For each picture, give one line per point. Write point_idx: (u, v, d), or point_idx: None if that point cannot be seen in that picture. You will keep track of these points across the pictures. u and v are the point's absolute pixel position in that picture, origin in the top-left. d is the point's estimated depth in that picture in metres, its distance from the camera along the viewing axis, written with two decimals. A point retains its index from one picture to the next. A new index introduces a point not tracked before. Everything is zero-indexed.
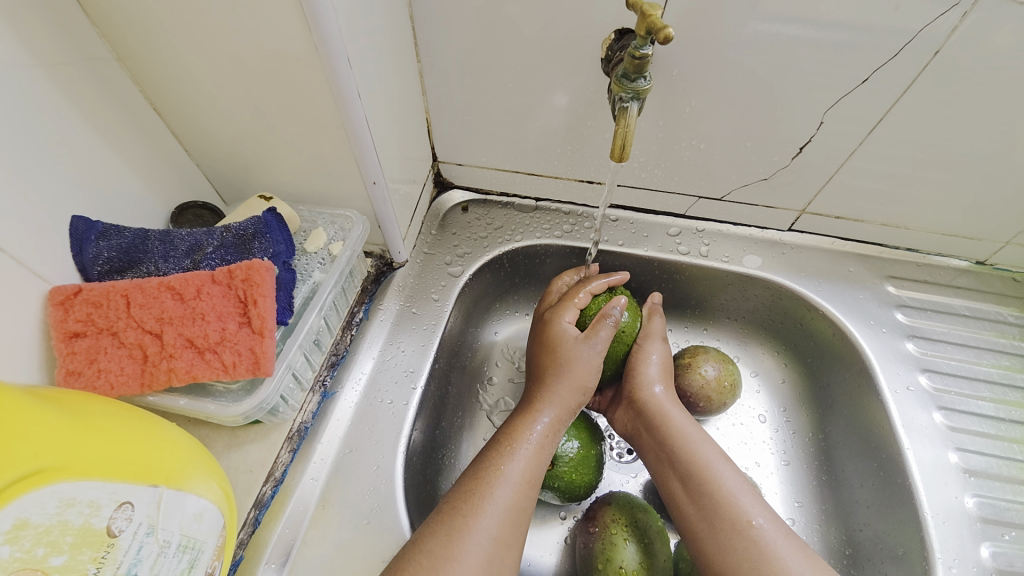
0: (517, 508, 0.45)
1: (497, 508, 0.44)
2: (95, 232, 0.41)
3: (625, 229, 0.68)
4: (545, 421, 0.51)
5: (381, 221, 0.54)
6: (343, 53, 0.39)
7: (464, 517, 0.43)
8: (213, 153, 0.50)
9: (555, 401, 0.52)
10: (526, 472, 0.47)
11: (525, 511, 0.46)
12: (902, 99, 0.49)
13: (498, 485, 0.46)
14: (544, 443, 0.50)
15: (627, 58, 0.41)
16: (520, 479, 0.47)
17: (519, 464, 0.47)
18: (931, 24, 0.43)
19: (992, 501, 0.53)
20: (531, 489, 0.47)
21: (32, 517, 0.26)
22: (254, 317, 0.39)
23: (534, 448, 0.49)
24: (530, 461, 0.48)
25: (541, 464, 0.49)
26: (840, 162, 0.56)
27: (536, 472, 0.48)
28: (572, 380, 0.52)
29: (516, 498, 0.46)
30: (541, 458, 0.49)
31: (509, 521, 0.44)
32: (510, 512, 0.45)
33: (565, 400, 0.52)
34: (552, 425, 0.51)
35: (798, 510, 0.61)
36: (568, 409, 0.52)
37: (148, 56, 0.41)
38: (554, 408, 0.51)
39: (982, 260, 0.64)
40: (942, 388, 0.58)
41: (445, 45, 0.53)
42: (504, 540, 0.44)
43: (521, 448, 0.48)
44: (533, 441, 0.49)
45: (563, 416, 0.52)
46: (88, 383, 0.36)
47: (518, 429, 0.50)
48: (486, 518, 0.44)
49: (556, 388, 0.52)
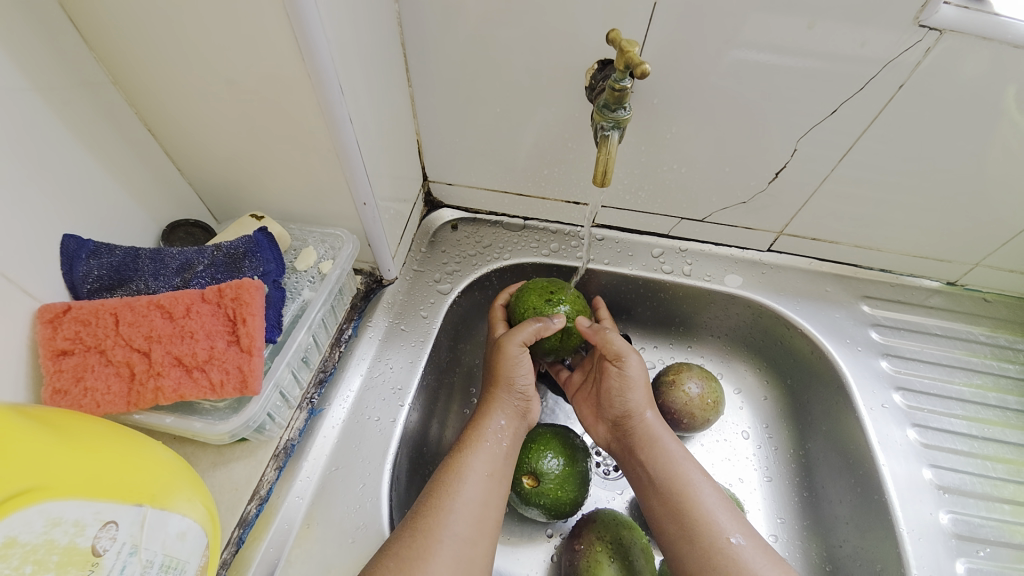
0: (484, 503, 0.46)
1: (461, 505, 0.45)
2: (86, 250, 0.41)
3: (610, 247, 0.70)
4: (496, 423, 0.52)
5: (371, 240, 0.55)
6: (337, 81, 0.40)
7: (428, 517, 0.44)
8: (205, 172, 0.51)
9: (502, 404, 0.54)
10: (488, 467, 0.49)
11: (493, 506, 0.47)
12: (871, 127, 0.51)
13: (461, 482, 0.47)
14: (499, 442, 0.51)
15: (608, 90, 0.43)
16: (484, 473, 0.48)
17: (480, 461, 0.49)
18: (896, 59, 0.46)
19: (966, 518, 0.54)
20: (494, 483, 0.48)
21: (20, 536, 0.26)
22: (243, 335, 0.40)
23: (492, 444, 0.51)
24: (491, 457, 0.50)
25: (502, 459, 0.50)
26: (815, 187, 0.58)
27: (497, 468, 0.49)
28: (507, 383, 0.54)
29: (481, 495, 0.47)
30: (498, 455, 0.50)
31: (475, 518, 0.45)
32: (475, 510, 0.46)
33: (509, 403, 0.54)
34: (505, 425, 0.53)
35: (781, 527, 0.62)
36: (511, 409, 0.54)
37: (146, 79, 0.42)
38: (506, 410, 0.53)
39: (953, 281, 0.67)
40: (916, 405, 0.60)
41: (437, 71, 0.55)
42: (470, 537, 0.44)
43: (482, 445, 0.50)
44: (490, 439, 0.51)
45: (510, 416, 0.54)
46: (73, 401, 0.36)
47: (473, 431, 0.51)
48: (452, 518, 0.44)
49: (501, 392, 0.54)
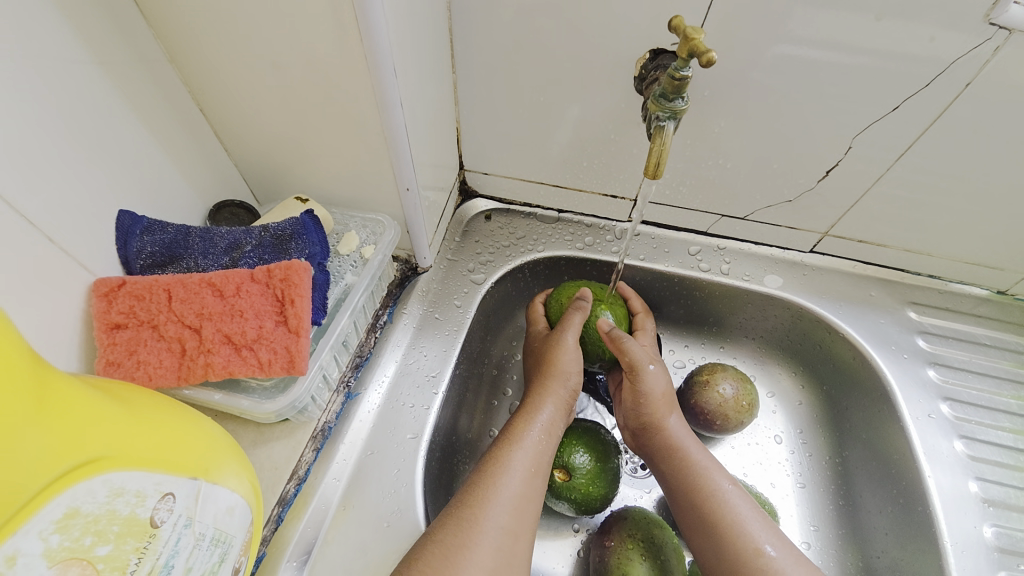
0: (525, 497, 0.46)
1: (504, 497, 0.45)
2: (140, 226, 0.42)
3: (647, 243, 0.69)
4: (545, 416, 0.52)
5: (410, 227, 0.55)
6: (390, 64, 0.40)
7: (472, 507, 0.44)
8: (251, 152, 0.51)
9: (551, 398, 0.53)
10: (532, 462, 0.48)
11: (533, 501, 0.47)
12: (933, 126, 0.49)
13: (505, 475, 0.46)
14: (546, 437, 0.51)
15: (666, 78, 0.41)
16: (527, 468, 0.48)
17: (524, 454, 0.48)
18: (968, 54, 0.44)
19: (1012, 534, 0.52)
20: (537, 479, 0.48)
21: (83, 506, 0.26)
22: (291, 316, 0.40)
23: (537, 438, 0.50)
24: (536, 451, 0.49)
25: (546, 454, 0.50)
26: (866, 187, 0.56)
27: (540, 462, 0.49)
28: (561, 375, 0.54)
29: (523, 488, 0.46)
30: (543, 450, 0.50)
31: (517, 512, 0.45)
32: (516, 502, 0.45)
33: (560, 397, 0.53)
34: (551, 421, 0.52)
35: (814, 534, 0.61)
36: (563, 403, 0.54)
37: (198, 57, 0.42)
38: (551, 404, 0.53)
39: (1003, 289, 0.64)
40: (963, 417, 0.58)
41: (481, 57, 0.54)
42: (512, 530, 0.44)
43: (525, 439, 0.50)
44: (536, 433, 0.50)
45: (560, 412, 0.53)
46: (126, 374, 0.37)
47: (520, 425, 0.51)
48: (495, 508, 0.44)
49: (550, 385, 0.54)
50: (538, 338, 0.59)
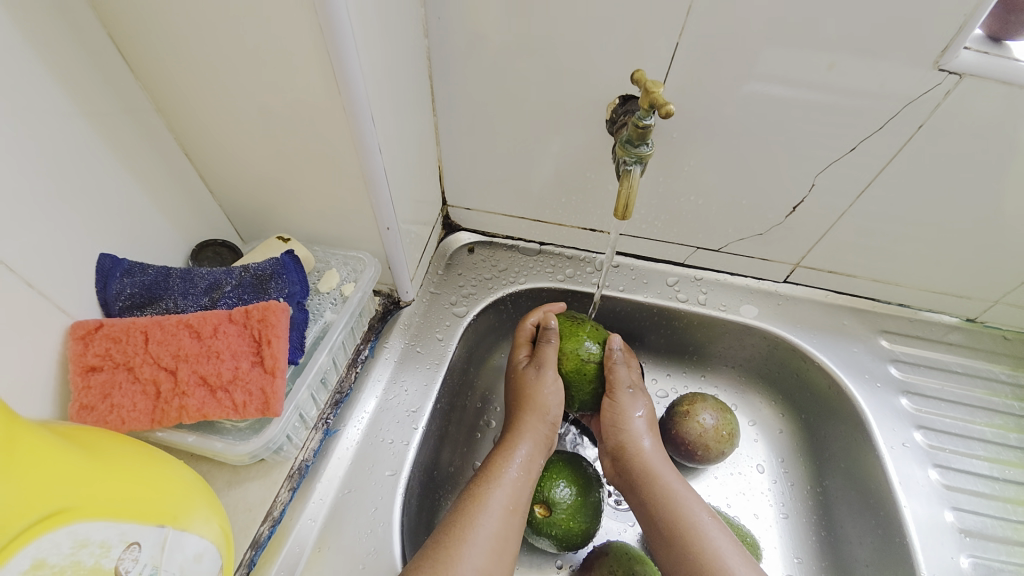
0: (503, 537, 0.46)
1: (481, 538, 0.45)
2: (120, 268, 0.42)
3: (626, 274, 0.70)
4: (523, 453, 0.52)
5: (391, 263, 0.56)
6: (368, 113, 0.42)
7: (448, 549, 0.44)
8: (236, 194, 0.52)
9: (529, 434, 0.54)
10: (510, 500, 0.48)
11: (510, 541, 0.47)
12: (892, 163, 0.52)
13: (482, 515, 0.46)
14: (524, 474, 0.51)
15: (630, 126, 0.44)
16: (505, 507, 0.48)
17: (502, 493, 0.48)
18: (919, 98, 0.47)
19: (989, 563, 0.52)
20: (515, 518, 0.48)
21: (49, 558, 0.26)
22: (267, 357, 0.40)
23: (515, 476, 0.50)
24: (514, 489, 0.49)
25: (524, 491, 0.50)
26: (831, 221, 0.59)
27: (518, 500, 0.49)
28: (539, 411, 0.54)
29: (500, 528, 0.46)
30: (521, 488, 0.50)
31: (493, 553, 0.45)
32: (493, 542, 0.45)
33: (539, 433, 0.54)
34: (530, 456, 0.52)
35: (797, 566, 0.60)
36: (542, 438, 0.54)
37: (187, 107, 0.44)
38: (529, 441, 0.53)
39: (972, 317, 0.66)
40: (937, 445, 0.59)
41: (461, 101, 0.57)
42: (487, 572, 0.44)
43: (505, 477, 0.50)
44: (514, 470, 0.51)
45: (539, 447, 0.54)
46: (100, 418, 0.37)
47: (498, 462, 0.51)
48: (471, 550, 0.44)
49: (528, 421, 0.54)
50: (516, 368, 0.59)
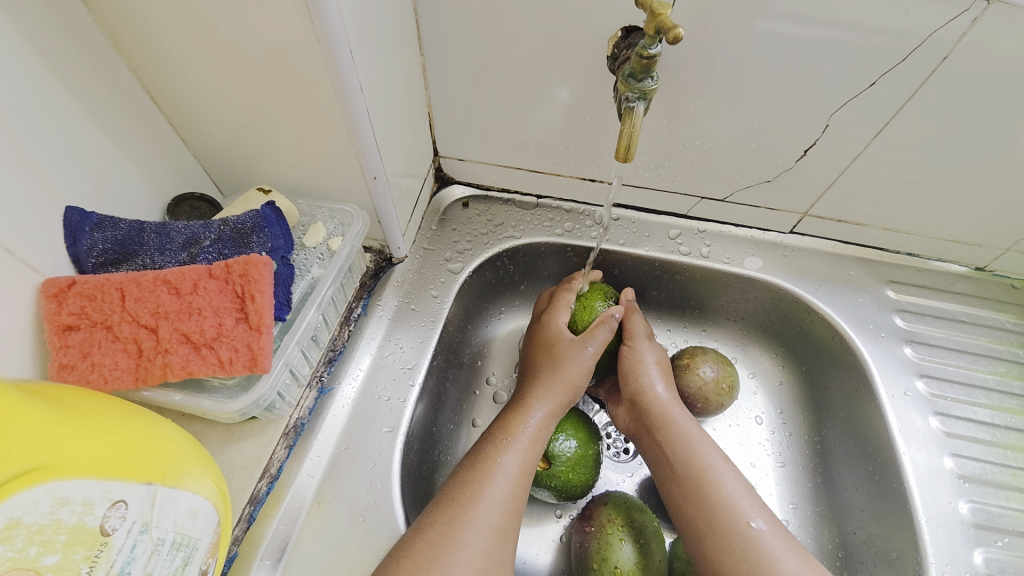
0: (516, 499, 0.46)
1: (496, 499, 0.45)
2: (89, 222, 0.40)
3: (626, 227, 0.68)
4: (539, 417, 0.51)
5: (381, 216, 0.54)
6: (345, 46, 0.38)
7: (463, 506, 0.44)
8: (210, 142, 0.49)
9: (548, 398, 0.53)
10: (524, 464, 0.48)
11: (523, 503, 0.46)
12: (909, 103, 0.48)
13: (497, 476, 0.46)
14: (540, 437, 0.50)
15: (635, 58, 0.40)
16: (519, 470, 0.47)
17: (518, 457, 0.48)
18: (941, 29, 0.43)
19: (985, 507, 0.53)
20: (528, 481, 0.48)
21: (24, 516, 0.25)
22: (251, 313, 0.39)
23: (531, 440, 0.50)
24: (528, 451, 0.49)
25: (538, 456, 0.50)
26: (843, 166, 0.56)
27: (532, 463, 0.49)
28: (558, 374, 0.54)
29: (515, 490, 0.46)
30: (536, 451, 0.50)
31: (508, 512, 0.45)
32: (508, 503, 0.45)
33: (558, 399, 0.53)
34: (546, 419, 0.52)
35: (793, 512, 0.61)
36: (560, 403, 0.53)
37: (147, 43, 0.40)
38: (546, 405, 0.52)
39: (981, 266, 0.64)
40: (939, 393, 0.59)
41: (449, 38, 0.52)
42: (503, 530, 0.44)
43: (518, 439, 0.49)
44: (529, 434, 0.50)
45: (555, 410, 0.53)
46: (81, 377, 0.36)
47: (514, 425, 0.50)
48: (487, 509, 0.44)
49: (547, 385, 0.53)
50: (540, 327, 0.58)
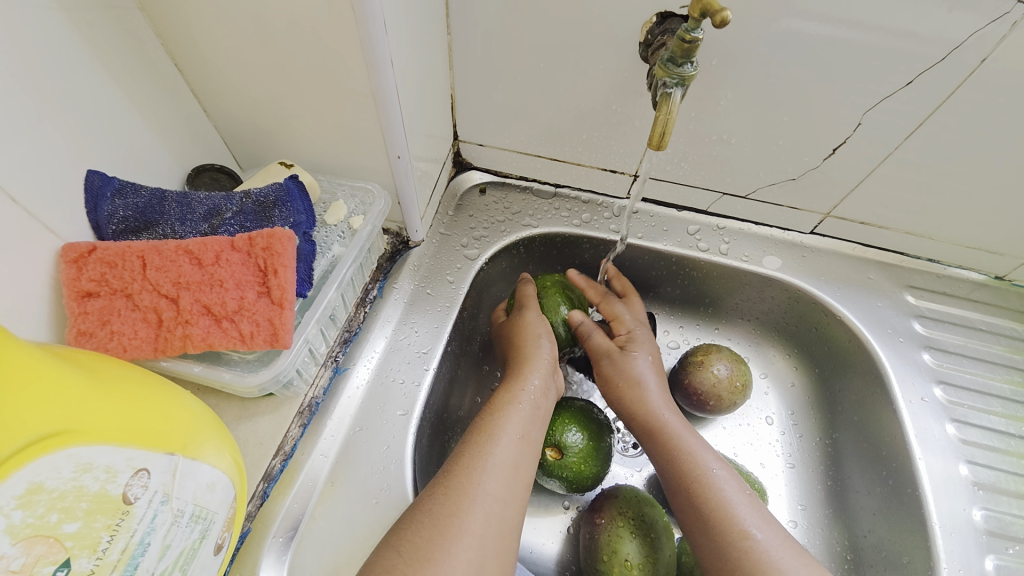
0: (516, 465, 0.45)
1: (494, 466, 0.44)
2: (111, 188, 0.39)
3: (645, 221, 0.67)
4: (534, 385, 0.51)
5: (401, 197, 0.53)
6: (379, 16, 0.37)
7: (461, 476, 0.43)
8: (231, 113, 0.48)
9: (537, 367, 0.52)
10: (522, 431, 0.48)
11: (524, 470, 0.46)
12: (943, 106, 0.47)
13: (494, 444, 0.45)
14: (536, 406, 0.50)
15: (676, 41, 0.39)
16: (517, 437, 0.47)
17: (512, 424, 0.47)
18: (987, 28, 0.41)
19: (998, 515, 0.53)
20: (527, 448, 0.47)
21: (46, 482, 0.25)
22: (274, 287, 0.38)
23: (525, 407, 0.49)
24: (524, 419, 0.48)
25: (535, 425, 0.49)
26: (871, 168, 0.55)
27: (529, 432, 0.48)
28: (536, 342, 0.54)
29: (514, 456, 0.45)
30: (531, 420, 0.49)
31: (507, 480, 0.44)
32: (507, 470, 0.44)
33: (544, 368, 0.53)
34: (540, 390, 0.51)
35: (801, 513, 0.61)
36: (548, 371, 0.53)
37: (172, 6, 0.39)
38: (538, 372, 0.52)
39: (1002, 275, 0.63)
40: (956, 400, 0.58)
41: (477, 17, 0.51)
42: (502, 497, 0.43)
43: (515, 408, 0.49)
44: (524, 404, 0.50)
45: (547, 381, 0.53)
46: (99, 344, 0.35)
47: (506, 397, 0.50)
48: (484, 476, 0.43)
49: (532, 355, 0.53)
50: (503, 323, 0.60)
